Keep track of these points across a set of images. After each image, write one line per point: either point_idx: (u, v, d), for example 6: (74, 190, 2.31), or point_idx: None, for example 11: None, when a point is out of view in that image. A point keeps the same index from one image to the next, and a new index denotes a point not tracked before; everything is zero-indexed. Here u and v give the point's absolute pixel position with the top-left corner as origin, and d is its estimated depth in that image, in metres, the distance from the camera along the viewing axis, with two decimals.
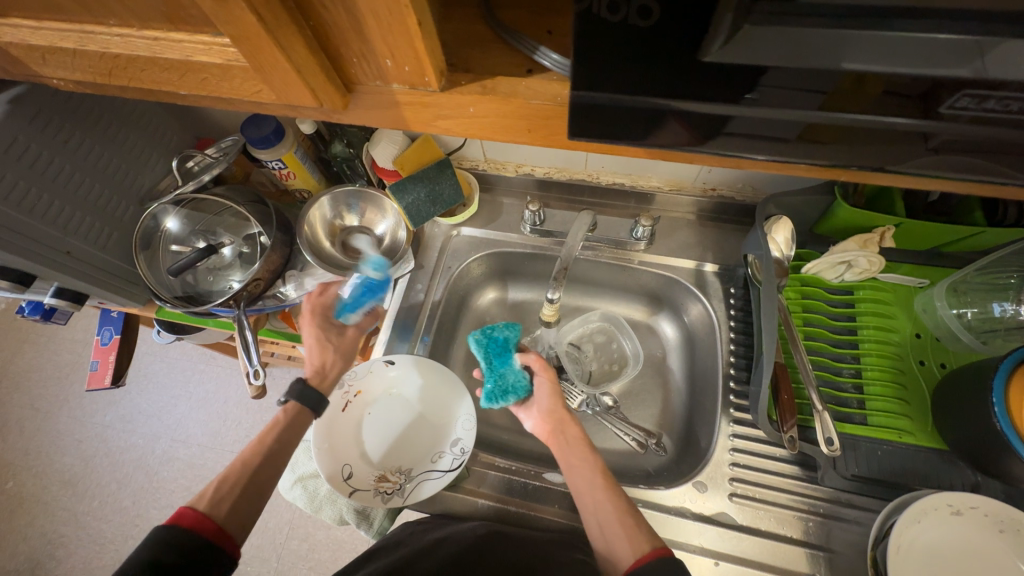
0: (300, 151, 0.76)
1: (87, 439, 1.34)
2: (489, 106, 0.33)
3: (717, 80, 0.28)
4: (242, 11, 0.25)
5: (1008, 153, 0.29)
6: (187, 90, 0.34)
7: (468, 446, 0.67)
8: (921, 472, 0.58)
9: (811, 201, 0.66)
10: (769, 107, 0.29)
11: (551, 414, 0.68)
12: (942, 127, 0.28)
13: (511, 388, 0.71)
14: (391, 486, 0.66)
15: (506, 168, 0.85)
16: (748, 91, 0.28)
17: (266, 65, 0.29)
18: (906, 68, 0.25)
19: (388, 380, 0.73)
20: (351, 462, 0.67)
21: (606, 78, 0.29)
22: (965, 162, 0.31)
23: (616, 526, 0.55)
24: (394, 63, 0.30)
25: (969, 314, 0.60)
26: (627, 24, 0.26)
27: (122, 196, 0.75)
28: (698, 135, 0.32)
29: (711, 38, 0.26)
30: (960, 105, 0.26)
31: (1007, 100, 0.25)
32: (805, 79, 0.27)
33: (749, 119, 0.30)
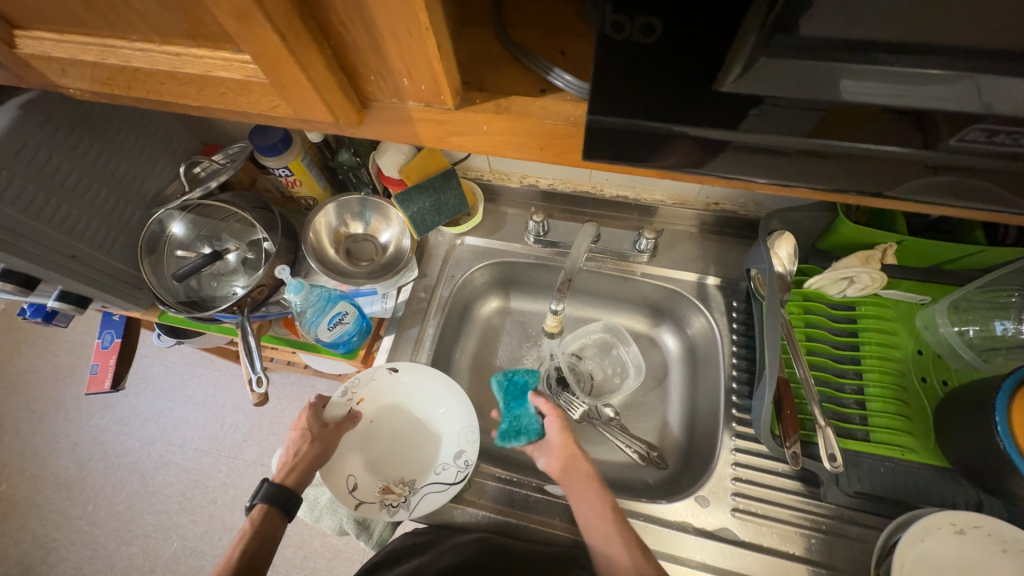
0: (307, 159, 0.77)
1: (83, 442, 1.33)
2: (503, 124, 0.34)
3: (727, 107, 0.29)
4: (266, 31, 0.26)
5: (1010, 181, 0.29)
6: (205, 103, 0.35)
7: (472, 459, 0.67)
8: (924, 491, 0.58)
9: (813, 216, 0.67)
10: (777, 131, 0.29)
11: (559, 452, 0.69)
12: (948, 157, 0.29)
13: (524, 430, 0.73)
14: (396, 498, 0.65)
15: (511, 179, 0.86)
16: (758, 117, 0.29)
17: (285, 82, 0.30)
18: (914, 99, 0.26)
19: (392, 388, 0.73)
20: (355, 473, 0.67)
21: (615, 102, 0.29)
22: (973, 189, 0.31)
23: (624, 561, 0.56)
24: (411, 82, 0.31)
25: (971, 332, 0.60)
26: (631, 41, 0.26)
27: (129, 201, 0.76)
28: (709, 156, 0.32)
29: (727, 68, 0.26)
30: (969, 138, 0.27)
31: (1015, 135, 0.26)
32: (814, 108, 0.28)
33: (759, 142, 0.31)
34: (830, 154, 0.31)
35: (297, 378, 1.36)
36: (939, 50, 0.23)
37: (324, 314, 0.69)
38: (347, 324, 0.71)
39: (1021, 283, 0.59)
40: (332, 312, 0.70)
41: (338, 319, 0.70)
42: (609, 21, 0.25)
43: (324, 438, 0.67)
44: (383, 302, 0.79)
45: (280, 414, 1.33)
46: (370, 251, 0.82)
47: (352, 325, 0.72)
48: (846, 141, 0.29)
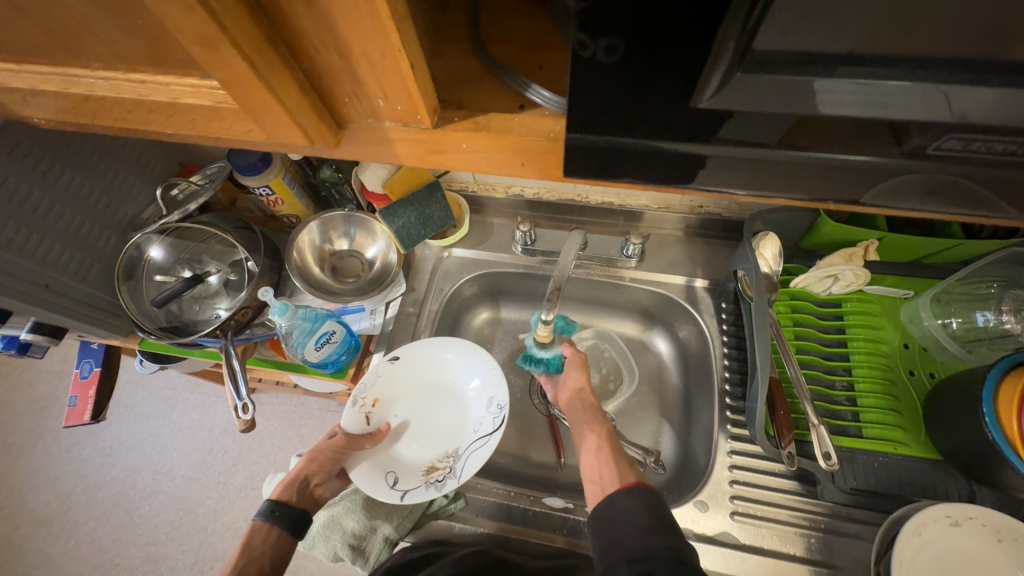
0: (288, 177, 0.76)
1: (63, 475, 1.29)
2: (482, 142, 0.33)
3: (707, 123, 0.29)
4: (234, 58, 0.25)
5: (988, 183, 0.30)
6: (175, 131, 0.34)
7: (504, 401, 0.69)
8: (918, 484, 0.58)
9: (796, 217, 0.67)
10: (755, 143, 0.30)
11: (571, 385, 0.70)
12: (925, 165, 0.29)
13: (544, 359, 0.75)
14: (441, 471, 0.65)
15: (496, 189, 0.85)
16: (734, 129, 0.29)
17: (257, 108, 0.29)
18: (887, 109, 0.26)
19: (400, 376, 0.72)
20: (396, 467, 0.67)
21: (593, 118, 0.29)
22: (952, 191, 0.31)
23: (608, 460, 0.58)
24: (386, 103, 0.31)
25: (953, 324, 0.61)
26: (595, 59, 0.26)
27: (104, 227, 0.74)
28: (689, 169, 0.33)
29: (704, 83, 0.26)
30: (945, 147, 0.27)
31: (988, 142, 0.26)
32: (789, 119, 0.28)
33: (736, 155, 0.31)
34: (807, 163, 0.31)
35: (287, 398, 1.33)
36: (909, 61, 0.23)
37: (312, 334, 0.68)
38: (335, 343, 0.71)
39: (999, 274, 0.61)
40: (321, 331, 0.69)
41: (326, 338, 0.69)
42: (575, 40, 0.25)
43: (319, 451, 0.65)
44: (372, 319, 0.79)
45: (270, 435, 1.29)
46: (356, 267, 0.81)
47: (339, 344, 0.71)
48: (823, 151, 0.30)
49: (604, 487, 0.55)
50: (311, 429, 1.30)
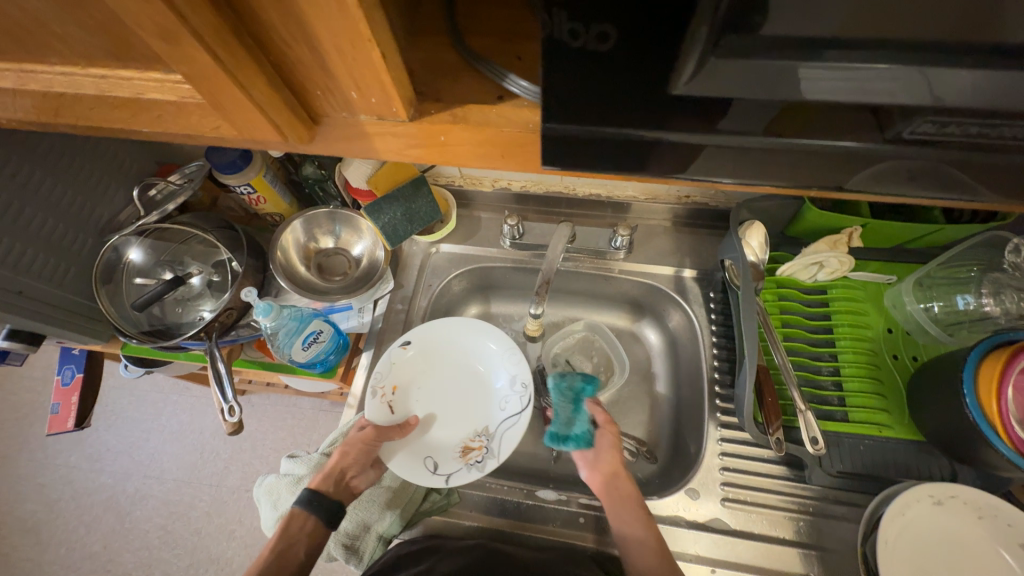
0: (269, 174, 0.74)
1: (50, 482, 1.26)
2: (461, 134, 0.33)
3: (687, 108, 0.28)
4: (197, 53, 0.24)
5: (963, 166, 0.30)
6: (141, 128, 0.33)
7: (528, 378, 0.71)
8: (903, 465, 0.59)
9: (781, 205, 0.67)
10: (734, 130, 0.29)
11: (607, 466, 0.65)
12: (901, 150, 0.29)
13: (573, 435, 0.67)
14: (479, 452, 0.67)
15: (482, 183, 0.84)
16: (712, 116, 0.29)
17: (225, 103, 0.28)
18: (862, 93, 0.26)
19: (412, 362, 0.73)
20: (432, 452, 0.67)
21: (566, 105, 0.29)
22: (934, 175, 0.31)
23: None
24: (360, 96, 0.30)
25: (935, 308, 0.62)
26: (586, 48, 0.25)
27: (79, 229, 0.72)
28: (670, 157, 0.32)
29: (680, 67, 0.26)
30: (920, 131, 0.28)
31: (959, 125, 0.27)
32: (767, 105, 0.27)
33: (715, 142, 0.31)
34: (786, 150, 0.31)
35: (278, 399, 1.32)
36: (883, 44, 0.23)
37: (298, 334, 0.67)
38: (323, 343, 0.70)
39: (979, 257, 0.62)
40: (307, 332, 0.68)
41: (313, 338, 0.68)
42: (566, 28, 0.25)
43: (352, 443, 0.64)
44: (360, 317, 0.77)
45: (262, 436, 1.28)
46: (342, 265, 0.80)
47: (327, 342, 0.71)
48: (802, 135, 0.29)
49: None
50: (304, 428, 1.29)
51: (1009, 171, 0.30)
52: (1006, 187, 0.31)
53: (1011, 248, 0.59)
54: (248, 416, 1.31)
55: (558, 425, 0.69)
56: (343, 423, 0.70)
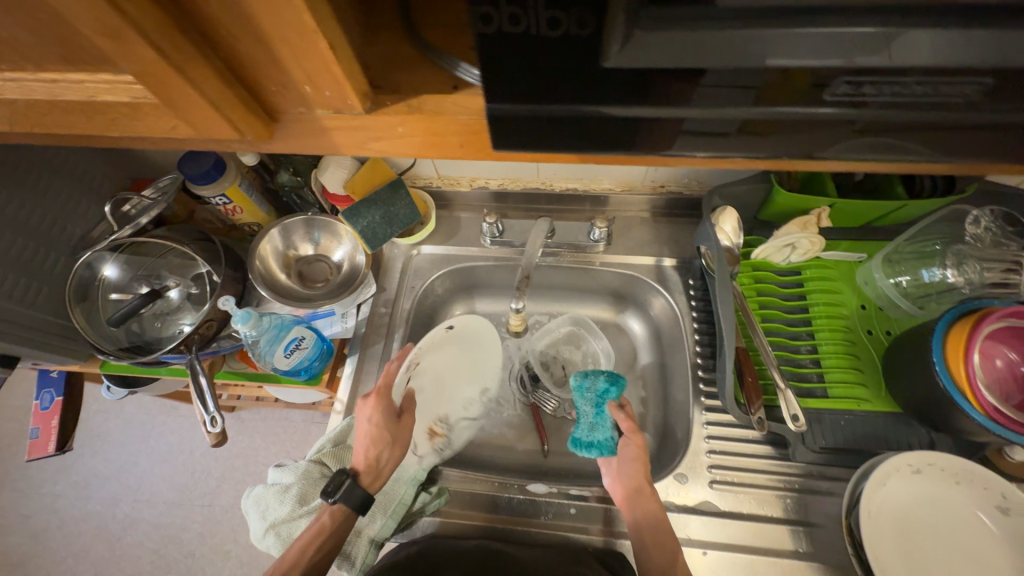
0: (245, 184, 0.74)
1: (37, 512, 1.23)
2: (418, 126, 0.34)
3: (634, 82, 0.29)
4: (142, 48, 0.25)
5: (906, 128, 0.31)
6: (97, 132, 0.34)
7: (494, 393, 0.78)
8: (883, 437, 0.60)
9: (750, 189, 0.69)
10: (683, 105, 0.31)
11: (635, 480, 0.60)
12: (865, 115, 0.31)
13: (596, 442, 0.67)
14: (441, 440, 0.72)
15: (460, 183, 0.84)
16: (661, 91, 0.30)
17: (178, 100, 0.29)
18: (791, 60, 0.27)
19: (437, 341, 0.77)
20: (410, 429, 0.70)
21: (515, 87, 0.30)
22: (887, 142, 0.33)
23: None
24: (314, 90, 0.31)
25: (904, 282, 0.64)
26: (536, 33, 0.27)
27: (51, 248, 0.71)
28: (625, 136, 0.34)
29: (610, 40, 0.27)
30: (843, 92, 0.29)
31: (887, 86, 0.28)
32: (707, 77, 0.28)
33: (669, 117, 0.32)
34: (730, 122, 0.32)
35: (269, 413, 1.30)
36: (803, 11, 0.24)
37: (279, 341, 0.66)
38: (306, 349, 0.70)
39: (941, 232, 0.64)
40: (287, 339, 0.67)
41: (295, 345, 0.68)
42: (544, 19, 0.26)
43: (401, 435, 0.64)
44: (343, 322, 0.77)
45: (254, 452, 1.26)
46: (323, 272, 0.79)
47: (311, 348, 0.70)
48: (745, 106, 0.30)
49: None
50: (297, 442, 1.27)
51: (943, 132, 0.31)
52: (946, 147, 0.32)
53: (971, 220, 0.62)
54: (238, 433, 1.29)
55: (581, 429, 0.70)
56: (329, 429, 0.69)
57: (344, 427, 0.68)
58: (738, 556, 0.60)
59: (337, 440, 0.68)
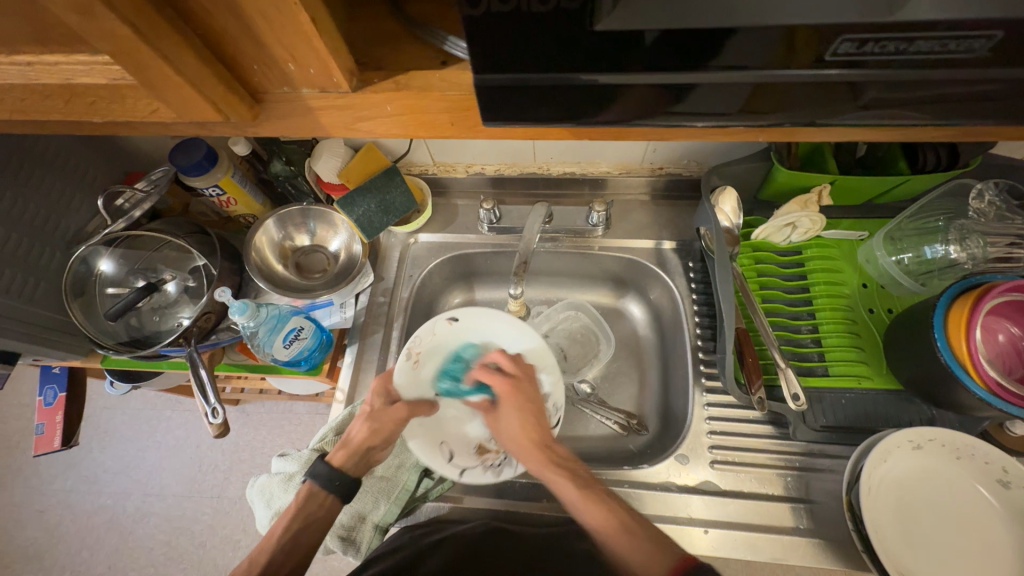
0: (238, 175, 0.73)
1: (49, 507, 1.25)
2: (404, 102, 0.36)
3: (621, 48, 0.29)
4: (117, 27, 0.27)
5: (902, 91, 0.31)
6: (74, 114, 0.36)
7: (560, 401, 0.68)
8: (883, 414, 0.60)
9: (749, 168, 0.68)
10: (673, 72, 0.30)
11: (518, 453, 0.63)
12: (874, 76, 0.30)
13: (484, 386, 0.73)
14: (496, 457, 0.65)
15: (456, 169, 0.83)
16: (652, 58, 0.30)
17: (157, 81, 0.31)
18: (771, 20, 0.27)
19: (453, 336, 0.73)
20: (448, 440, 0.66)
21: (501, 58, 0.30)
22: (887, 106, 0.32)
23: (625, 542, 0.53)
24: (298, 67, 0.33)
25: (907, 259, 0.63)
26: (535, 9, 0.26)
27: (47, 244, 0.70)
28: (616, 107, 0.33)
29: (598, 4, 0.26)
30: (841, 52, 0.28)
31: (889, 41, 0.27)
32: (693, 41, 0.28)
33: (659, 86, 0.31)
34: (734, 100, 0.32)
35: (274, 405, 1.31)
36: None
37: (278, 332, 0.66)
38: (305, 340, 0.70)
39: (944, 207, 0.64)
40: (287, 328, 0.67)
41: (294, 335, 0.68)
42: None
43: (379, 420, 0.63)
44: (342, 312, 0.76)
45: (260, 444, 1.27)
46: (321, 262, 0.79)
47: (310, 339, 0.70)
48: (732, 71, 0.30)
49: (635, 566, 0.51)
50: (302, 433, 1.28)
51: (936, 99, 0.31)
52: (936, 111, 0.32)
53: (975, 194, 0.61)
54: (243, 426, 1.30)
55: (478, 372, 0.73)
56: (331, 418, 0.69)
57: (344, 416, 0.67)
58: (739, 535, 0.60)
59: (339, 428, 0.67)
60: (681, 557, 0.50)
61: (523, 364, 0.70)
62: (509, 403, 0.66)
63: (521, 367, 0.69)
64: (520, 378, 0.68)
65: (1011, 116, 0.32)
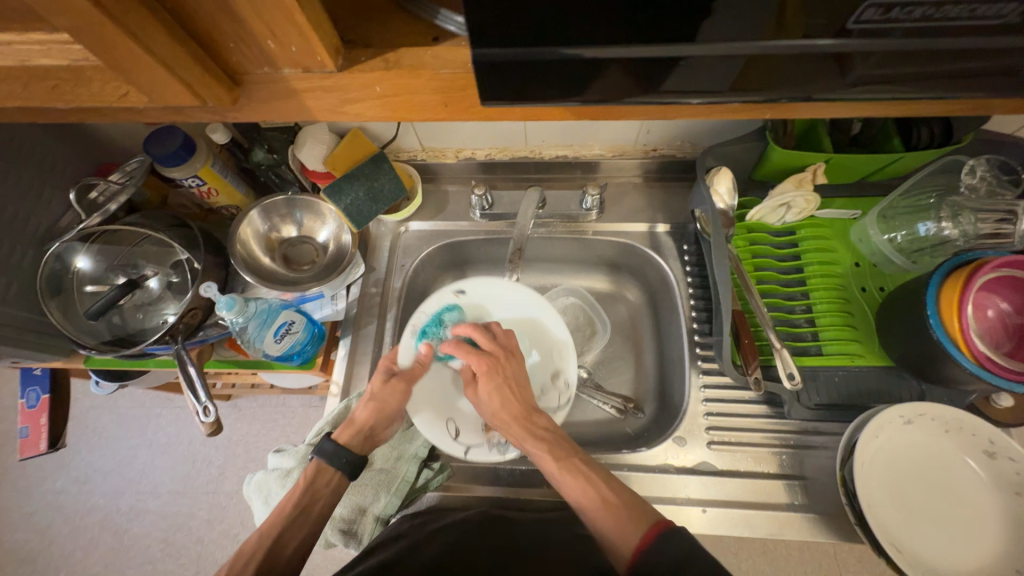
0: (218, 164, 0.70)
1: (40, 509, 1.23)
2: (395, 81, 0.34)
3: (619, 15, 0.28)
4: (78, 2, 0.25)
5: (887, 66, 0.31)
6: (35, 100, 0.33)
7: (570, 377, 0.68)
8: (875, 391, 0.61)
9: (744, 148, 0.67)
10: (669, 45, 0.30)
11: (500, 428, 0.62)
12: (867, 47, 0.30)
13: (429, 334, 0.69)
14: (501, 435, 0.65)
15: (446, 155, 0.81)
16: (649, 30, 0.29)
17: (126, 62, 0.29)
18: None
19: (459, 308, 0.72)
20: (454, 416, 0.66)
21: (495, 31, 0.28)
22: (880, 81, 0.33)
23: (607, 519, 0.51)
24: (278, 45, 0.31)
25: (899, 237, 0.64)
26: None
27: (17, 240, 0.67)
28: (612, 82, 0.32)
29: None
30: (866, 18, 0.27)
31: (908, 7, 0.26)
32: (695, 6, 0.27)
33: (657, 59, 0.31)
34: (725, 78, 0.32)
35: (266, 400, 1.29)
36: None
37: (269, 326, 0.65)
38: (296, 334, 0.68)
39: (934, 185, 0.64)
40: (279, 321, 0.66)
41: (285, 329, 0.66)
42: None
43: (380, 398, 0.62)
44: (334, 304, 0.75)
45: (254, 438, 1.26)
46: (310, 253, 0.76)
47: (302, 332, 0.69)
48: (732, 41, 0.29)
49: (612, 539, 0.50)
50: (297, 426, 1.27)
51: (921, 73, 0.32)
52: (923, 84, 0.33)
53: (967, 170, 0.62)
54: (236, 422, 1.28)
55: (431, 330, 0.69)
56: (327, 412, 0.68)
57: (340, 409, 0.67)
58: (735, 512, 0.61)
59: (336, 422, 0.66)
60: (656, 520, 0.50)
61: (506, 336, 0.66)
62: (485, 379, 0.62)
63: (498, 343, 0.64)
64: (496, 361, 0.63)
65: (993, 89, 0.33)
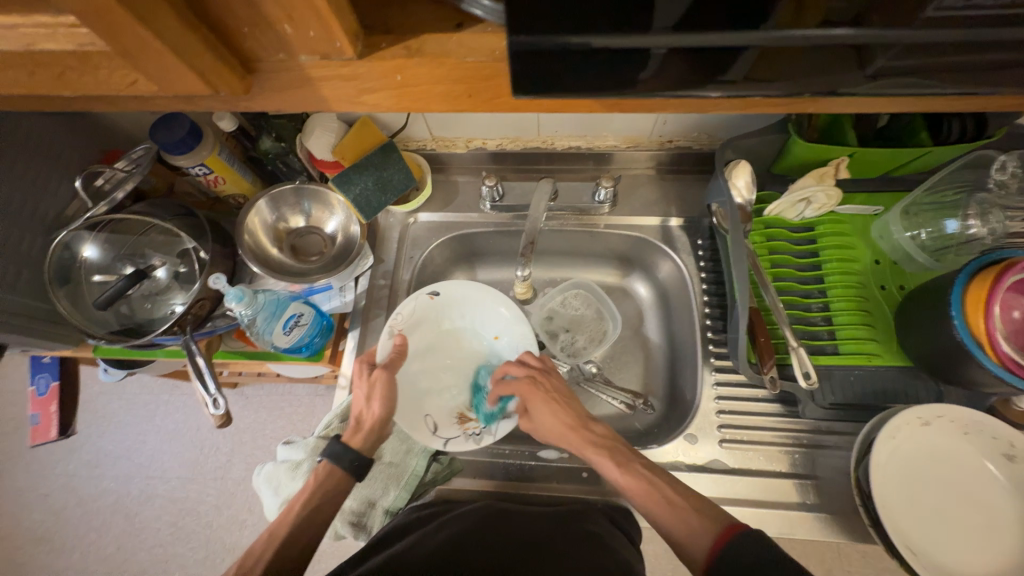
0: (225, 152, 0.69)
1: (53, 491, 1.25)
2: (417, 69, 0.33)
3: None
4: None
5: (912, 57, 0.30)
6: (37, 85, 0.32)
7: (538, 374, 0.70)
8: (894, 392, 0.60)
9: (765, 141, 0.65)
10: (701, 30, 0.28)
11: (557, 441, 0.61)
12: (898, 36, 0.28)
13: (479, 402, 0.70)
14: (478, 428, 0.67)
15: (456, 144, 0.79)
16: (678, 16, 0.28)
17: (135, 48, 0.28)
18: None
19: (435, 311, 0.73)
20: (431, 412, 0.68)
21: (529, 17, 0.28)
22: (911, 75, 0.31)
23: (685, 522, 0.50)
24: (294, 30, 0.30)
25: (923, 235, 0.62)
26: None
27: (25, 228, 0.67)
28: (638, 71, 0.31)
29: None
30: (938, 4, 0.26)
31: None
32: None
33: (689, 47, 0.29)
34: (744, 65, 0.31)
35: (273, 388, 1.30)
36: None
37: (278, 318, 0.64)
38: (305, 326, 0.68)
39: (958, 181, 0.62)
40: (288, 313, 0.66)
41: (294, 322, 0.66)
42: None
43: (373, 387, 0.62)
44: (342, 296, 0.75)
45: (261, 426, 1.27)
46: (318, 244, 0.76)
47: (309, 325, 0.68)
48: (768, 27, 0.28)
49: (692, 542, 0.49)
50: (302, 415, 1.27)
51: (959, 65, 0.30)
52: (958, 78, 0.32)
53: (997, 166, 0.60)
54: (243, 410, 1.28)
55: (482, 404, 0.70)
56: (335, 404, 0.68)
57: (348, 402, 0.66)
58: (746, 510, 0.61)
59: (344, 415, 0.66)
60: (729, 522, 0.48)
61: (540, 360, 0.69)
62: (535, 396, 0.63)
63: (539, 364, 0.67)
64: (541, 374, 0.66)
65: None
